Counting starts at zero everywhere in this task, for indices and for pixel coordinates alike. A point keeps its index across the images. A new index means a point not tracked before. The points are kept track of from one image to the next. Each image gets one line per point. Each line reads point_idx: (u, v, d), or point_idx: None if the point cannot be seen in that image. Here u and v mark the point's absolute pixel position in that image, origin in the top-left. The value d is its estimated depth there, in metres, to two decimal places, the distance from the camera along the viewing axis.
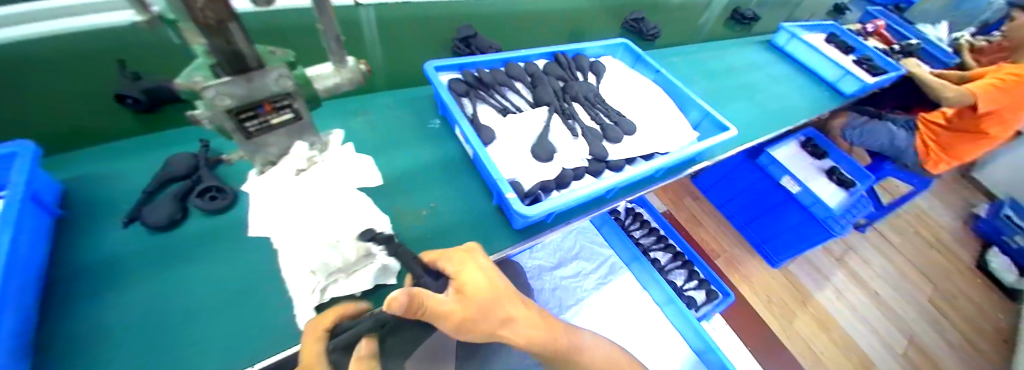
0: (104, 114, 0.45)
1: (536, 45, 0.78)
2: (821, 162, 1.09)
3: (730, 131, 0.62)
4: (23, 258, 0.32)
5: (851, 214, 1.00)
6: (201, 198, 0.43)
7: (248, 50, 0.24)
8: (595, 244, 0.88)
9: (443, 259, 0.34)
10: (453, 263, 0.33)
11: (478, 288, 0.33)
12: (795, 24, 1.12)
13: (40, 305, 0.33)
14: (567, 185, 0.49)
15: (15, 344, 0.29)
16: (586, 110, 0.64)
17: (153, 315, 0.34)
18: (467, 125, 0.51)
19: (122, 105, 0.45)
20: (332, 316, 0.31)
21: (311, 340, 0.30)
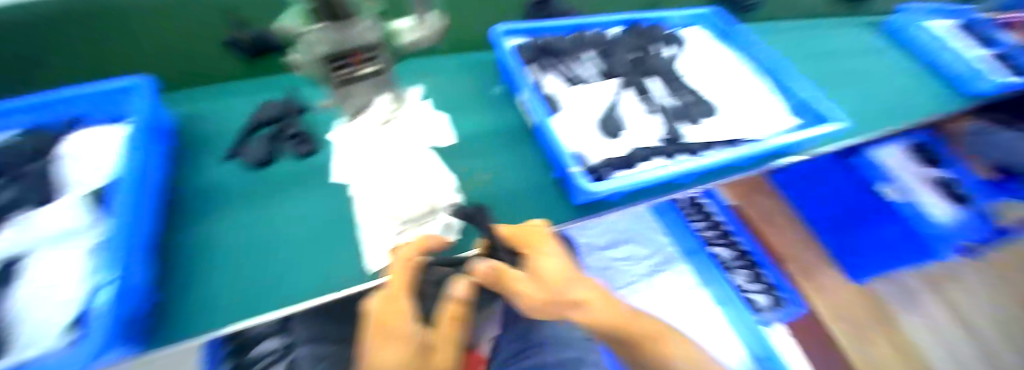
0: (218, 57, 0.52)
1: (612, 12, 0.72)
2: (925, 170, 0.97)
3: (833, 124, 0.52)
4: (150, 180, 0.39)
5: (959, 234, 0.92)
6: (291, 142, 0.47)
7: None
8: (648, 230, 0.82)
9: (518, 233, 0.34)
10: (531, 243, 0.34)
11: (555, 273, 0.32)
12: (930, 4, 0.91)
13: (166, 221, 0.40)
14: (635, 166, 0.45)
15: (146, 253, 0.35)
16: (666, 86, 0.58)
17: (247, 242, 0.39)
18: (529, 89, 0.50)
19: (236, 51, 0.52)
20: (415, 252, 0.32)
21: (400, 270, 0.31)
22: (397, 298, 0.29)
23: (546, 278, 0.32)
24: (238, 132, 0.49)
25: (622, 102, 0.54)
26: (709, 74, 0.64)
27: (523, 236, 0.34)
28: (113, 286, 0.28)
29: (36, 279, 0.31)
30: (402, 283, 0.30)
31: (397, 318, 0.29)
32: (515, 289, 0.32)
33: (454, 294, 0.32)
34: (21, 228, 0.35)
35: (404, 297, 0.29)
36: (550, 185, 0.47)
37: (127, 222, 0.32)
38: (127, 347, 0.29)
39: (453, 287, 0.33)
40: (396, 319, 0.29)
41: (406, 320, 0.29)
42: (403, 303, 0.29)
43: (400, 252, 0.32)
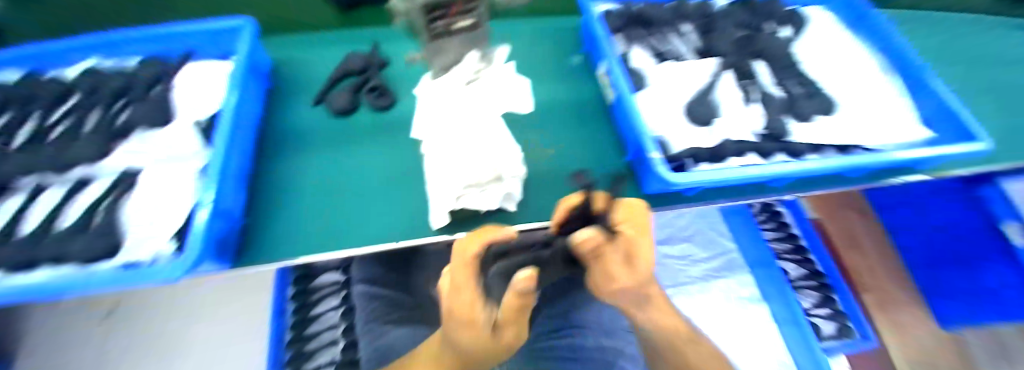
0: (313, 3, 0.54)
1: None
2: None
3: (978, 143, 0.40)
4: (246, 115, 0.42)
5: None
6: (371, 95, 0.48)
7: None
8: (715, 232, 0.78)
9: (622, 210, 0.29)
10: (627, 227, 0.28)
11: (645, 266, 0.31)
12: None
13: (259, 155, 0.44)
14: (724, 159, 0.40)
15: (242, 181, 0.39)
16: (772, 73, 0.51)
17: (327, 185, 0.42)
18: (616, 62, 0.43)
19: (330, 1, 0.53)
20: (477, 247, 0.27)
21: (458, 264, 0.28)
22: (467, 293, 0.28)
23: (636, 269, 0.31)
24: (326, 78, 0.51)
25: (719, 86, 0.48)
26: (827, 64, 0.54)
27: (627, 215, 0.28)
28: (207, 209, 0.32)
29: (160, 191, 0.37)
30: (467, 282, 0.28)
31: (472, 312, 0.28)
32: (608, 269, 0.31)
33: (513, 287, 0.26)
34: (151, 146, 0.41)
35: (468, 291, 0.28)
36: (621, 170, 0.44)
37: (223, 153, 0.35)
38: (219, 261, 0.33)
39: (513, 279, 0.26)
40: (464, 310, 0.28)
41: (477, 311, 0.28)
42: (472, 297, 0.28)
43: (463, 245, 0.27)
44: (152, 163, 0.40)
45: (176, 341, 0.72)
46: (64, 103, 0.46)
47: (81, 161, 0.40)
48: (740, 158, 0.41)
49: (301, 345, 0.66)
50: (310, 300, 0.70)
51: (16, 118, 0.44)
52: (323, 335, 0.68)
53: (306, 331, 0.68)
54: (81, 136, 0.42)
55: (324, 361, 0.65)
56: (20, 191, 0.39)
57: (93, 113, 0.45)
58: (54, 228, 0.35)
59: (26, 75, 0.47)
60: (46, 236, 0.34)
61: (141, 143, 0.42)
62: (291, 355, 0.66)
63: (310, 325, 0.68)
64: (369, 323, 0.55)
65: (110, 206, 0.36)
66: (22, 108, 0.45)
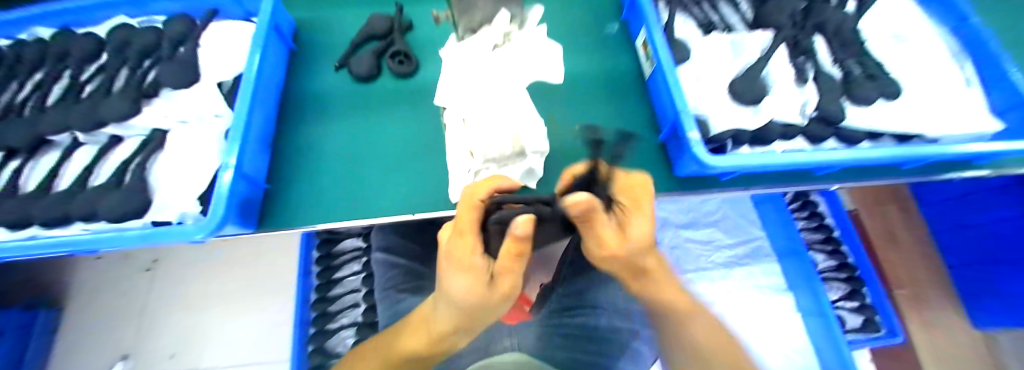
0: None
1: None
2: None
3: None
4: (268, 79, 0.41)
5: None
6: (393, 60, 0.46)
7: None
8: (745, 220, 0.74)
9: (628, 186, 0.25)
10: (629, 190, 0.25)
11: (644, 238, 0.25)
12: None
13: (282, 120, 0.44)
14: (769, 143, 0.38)
15: (264, 147, 0.40)
16: (831, 50, 0.46)
17: (349, 154, 0.42)
18: (658, 28, 0.40)
19: None
20: (488, 191, 0.24)
21: (466, 208, 0.23)
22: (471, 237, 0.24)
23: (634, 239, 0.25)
24: (348, 42, 0.49)
25: (771, 62, 0.43)
26: (902, 39, 0.47)
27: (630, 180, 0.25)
28: (230, 172, 0.32)
29: (184, 153, 0.38)
30: (473, 224, 0.23)
31: (472, 259, 0.24)
32: (598, 236, 0.25)
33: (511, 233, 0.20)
34: (175, 105, 0.41)
35: (473, 235, 0.23)
36: (653, 151, 0.42)
37: (244, 116, 0.35)
38: (243, 224, 0.35)
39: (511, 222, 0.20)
40: (464, 255, 0.23)
41: (478, 257, 0.24)
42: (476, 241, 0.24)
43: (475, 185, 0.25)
44: (177, 124, 0.40)
45: (211, 294, 0.77)
46: (97, 61, 0.46)
47: (112, 120, 0.40)
48: (785, 142, 0.39)
49: (325, 307, 0.69)
50: (333, 264, 0.72)
51: (52, 75, 0.45)
52: (344, 298, 0.70)
53: (329, 294, 0.71)
54: (112, 93, 0.42)
55: (346, 322, 0.68)
56: (58, 146, 0.42)
57: (123, 71, 0.44)
58: (88, 184, 0.38)
59: (59, 31, 0.47)
60: (86, 193, 0.36)
61: (169, 102, 0.41)
62: (316, 314, 0.69)
63: (333, 288, 0.71)
64: (387, 291, 0.56)
65: (139, 166, 0.37)
66: (57, 65, 0.46)
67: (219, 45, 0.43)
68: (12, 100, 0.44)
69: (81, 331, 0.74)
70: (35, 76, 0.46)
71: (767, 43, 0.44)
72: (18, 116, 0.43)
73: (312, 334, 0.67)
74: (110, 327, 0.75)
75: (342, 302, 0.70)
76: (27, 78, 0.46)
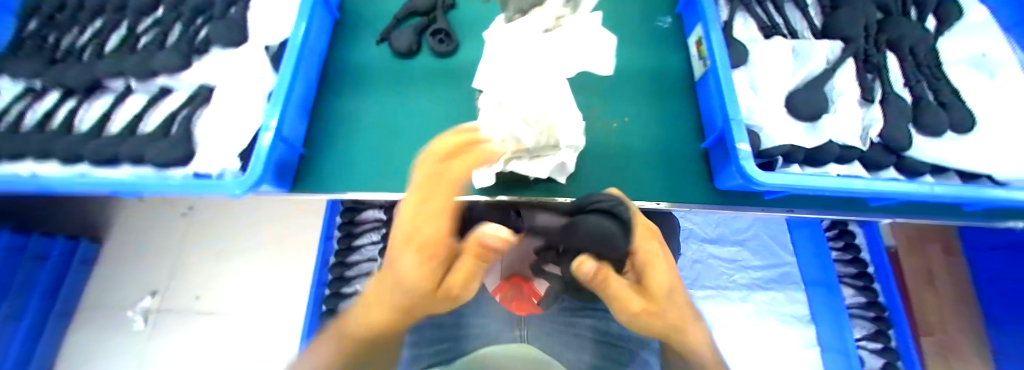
0: None
1: None
2: None
3: None
4: (310, 45, 0.41)
5: None
6: (433, 37, 0.46)
7: None
8: (776, 242, 0.71)
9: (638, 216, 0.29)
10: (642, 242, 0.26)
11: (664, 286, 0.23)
12: None
13: (321, 86, 0.44)
14: (822, 165, 0.36)
15: (304, 112, 0.40)
16: (903, 69, 0.42)
17: (382, 126, 0.42)
18: (715, 29, 0.38)
19: None
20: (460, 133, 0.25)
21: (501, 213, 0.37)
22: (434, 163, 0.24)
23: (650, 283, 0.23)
24: (392, 13, 0.49)
25: (836, 76, 0.40)
26: (987, 64, 0.43)
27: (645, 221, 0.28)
28: (269, 134, 0.34)
29: (228, 109, 0.39)
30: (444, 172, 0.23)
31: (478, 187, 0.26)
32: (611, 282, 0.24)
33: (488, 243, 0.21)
34: (223, 64, 0.42)
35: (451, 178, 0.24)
36: (697, 159, 0.39)
37: (286, 81, 0.36)
38: (279, 184, 0.36)
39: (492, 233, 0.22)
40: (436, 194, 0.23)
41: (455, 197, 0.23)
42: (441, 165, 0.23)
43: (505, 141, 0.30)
44: (223, 80, 0.42)
45: (238, 245, 0.81)
46: (152, 15, 0.48)
47: (164, 70, 0.42)
48: (839, 166, 0.36)
49: (342, 271, 0.71)
50: (354, 231, 0.73)
51: (111, 25, 0.47)
52: (361, 265, 0.72)
53: (346, 259, 0.72)
54: (165, 46, 0.44)
55: (359, 288, 0.70)
56: (112, 91, 0.45)
57: (176, 27, 0.46)
58: (139, 130, 0.40)
59: None
60: (136, 139, 0.38)
61: (218, 60, 0.43)
62: (333, 278, 0.71)
63: (350, 254, 0.72)
64: None
65: (186, 119, 0.39)
66: (116, 15, 0.48)
67: (266, 8, 0.43)
68: (73, 45, 0.47)
69: (116, 266, 0.80)
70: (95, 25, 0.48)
71: (834, 53, 0.41)
72: (77, 59, 0.46)
73: (326, 296, 0.69)
74: (141, 265, 0.80)
75: (358, 268, 0.72)
76: (89, 25, 0.48)
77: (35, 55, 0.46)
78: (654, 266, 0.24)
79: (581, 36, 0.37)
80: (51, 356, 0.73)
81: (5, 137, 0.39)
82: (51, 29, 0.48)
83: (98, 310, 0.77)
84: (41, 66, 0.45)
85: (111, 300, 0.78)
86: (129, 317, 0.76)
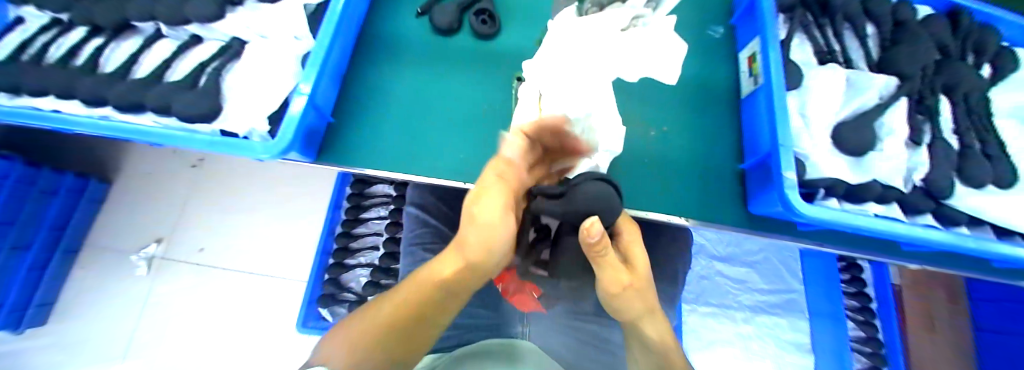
0: None
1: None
2: None
3: None
4: (352, 12, 0.40)
5: None
6: (476, 18, 0.44)
7: None
8: (787, 269, 0.70)
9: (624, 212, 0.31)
10: (624, 226, 0.29)
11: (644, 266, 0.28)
12: None
13: (355, 55, 0.43)
14: (862, 202, 0.35)
15: (336, 80, 0.39)
16: (954, 114, 0.41)
17: (412, 104, 0.41)
18: (775, 46, 0.36)
19: None
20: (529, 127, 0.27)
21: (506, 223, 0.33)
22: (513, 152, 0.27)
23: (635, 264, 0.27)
24: None
25: (888, 113, 0.39)
26: None
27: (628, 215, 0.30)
28: (302, 99, 0.33)
29: (259, 68, 0.38)
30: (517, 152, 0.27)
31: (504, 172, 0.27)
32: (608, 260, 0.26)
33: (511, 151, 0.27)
34: (257, 19, 0.41)
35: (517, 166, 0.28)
36: (731, 180, 0.38)
37: (325, 46, 0.35)
38: (306, 153, 0.35)
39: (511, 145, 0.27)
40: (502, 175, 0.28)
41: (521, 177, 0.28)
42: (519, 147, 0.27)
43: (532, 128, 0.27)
44: (256, 37, 0.40)
45: (246, 203, 0.81)
46: None
47: (195, 18, 0.40)
48: (879, 206, 0.35)
49: (347, 242, 0.69)
50: (362, 203, 0.71)
51: None
52: (367, 238, 0.71)
53: (353, 231, 0.71)
54: None
55: (363, 261, 0.69)
56: (140, 34, 0.44)
57: None
58: (165, 78, 0.39)
59: None
60: (162, 87, 0.37)
61: (252, 15, 0.41)
62: (337, 248, 0.70)
63: (357, 226, 0.71)
64: (411, 247, 0.52)
65: (215, 72, 0.37)
66: None
67: None
68: None
69: (123, 208, 0.80)
70: None
71: (887, 90, 0.40)
72: None
73: (330, 265, 0.68)
74: (148, 210, 0.80)
75: (363, 241, 0.71)
76: None
77: None
78: (636, 246, 0.28)
79: (641, 43, 0.36)
80: (54, 289, 0.74)
81: (30, 69, 0.38)
82: None
83: (103, 250, 0.77)
84: None
85: (116, 241, 0.78)
86: (132, 261, 0.76)
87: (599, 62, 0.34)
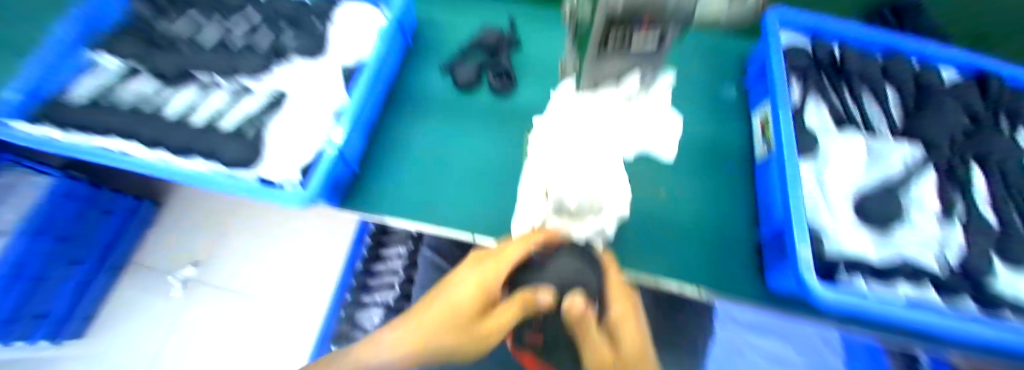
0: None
1: (963, 56, 0.45)
2: None
3: None
4: (383, 71, 0.44)
5: None
6: (495, 77, 0.47)
7: None
8: (827, 349, 0.63)
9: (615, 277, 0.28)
10: (613, 298, 0.26)
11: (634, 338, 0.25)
12: None
13: (384, 108, 0.46)
14: (892, 282, 0.32)
15: (364, 132, 0.42)
16: (990, 186, 0.39)
17: (432, 155, 0.44)
18: (787, 114, 0.36)
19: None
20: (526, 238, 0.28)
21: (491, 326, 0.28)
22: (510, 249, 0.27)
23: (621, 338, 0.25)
24: (459, 47, 0.51)
25: (916, 184, 0.38)
26: None
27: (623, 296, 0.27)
28: (332, 152, 0.36)
29: (298, 120, 0.42)
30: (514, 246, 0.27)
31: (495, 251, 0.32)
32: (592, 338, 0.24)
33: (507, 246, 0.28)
34: (300, 75, 0.45)
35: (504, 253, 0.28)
36: (746, 246, 0.37)
37: (356, 104, 0.39)
38: (332, 200, 0.38)
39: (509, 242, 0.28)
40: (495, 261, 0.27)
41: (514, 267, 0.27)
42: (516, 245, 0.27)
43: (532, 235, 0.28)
44: (298, 90, 0.44)
45: (276, 231, 0.85)
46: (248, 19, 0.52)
47: (250, 74, 0.46)
48: (917, 288, 0.32)
49: (366, 279, 0.69)
50: (384, 240, 0.72)
51: (212, 23, 0.52)
52: (384, 276, 0.69)
53: (372, 267, 0.70)
54: (255, 51, 0.48)
55: (378, 300, 0.66)
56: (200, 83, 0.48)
57: (267, 33, 0.49)
58: (218, 126, 0.43)
59: None
60: (213, 136, 0.41)
61: (297, 71, 0.46)
62: (356, 284, 0.69)
63: (377, 263, 0.70)
64: None
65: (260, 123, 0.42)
66: (219, 14, 0.52)
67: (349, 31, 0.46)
68: (176, 36, 0.52)
69: (168, 230, 0.86)
70: (197, 19, 0.53)
71: (911, 159, 0.40)
72: (177, 50, 0.50)
73: (346, 302, 0.67)
74: (188, 234, 0.86)
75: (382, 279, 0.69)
76: (190, 18, 0.53)
77: (142, 41, 0.52)
78: (627, 322, 0.25)
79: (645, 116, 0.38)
80: (97, 304, 0.79)
81: (108, 115, 0.44)
82: (161, 20, 0.53)
83: (144, 269, 0.83)
84: (148, 53, 0.50)
85: (157, 262, 0.83)
86: (168, 281, 0.81)
87: (609, 126, 0.36)
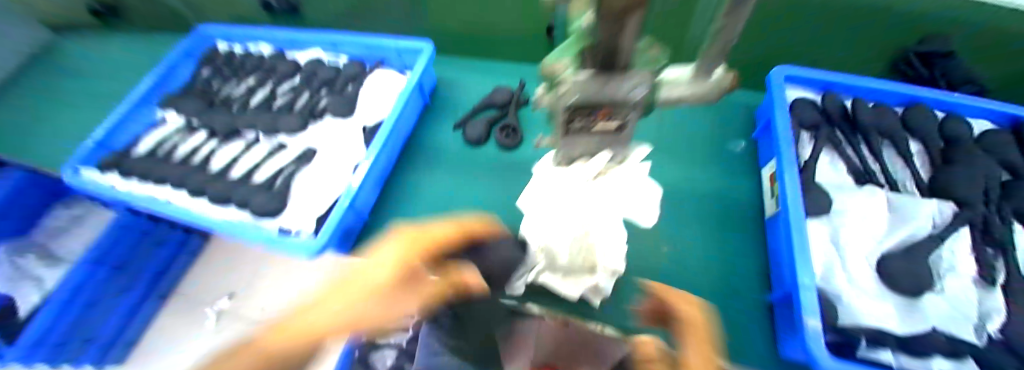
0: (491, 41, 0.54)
1: (1003, 106, 0.42)
2: None
3: None
4: (400, 129, 0.48)
5: None
6: (502, 132, 0.49)
7: (629, 49, 0.13)
8: None
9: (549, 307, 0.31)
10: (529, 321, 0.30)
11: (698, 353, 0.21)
12: None
13: (399, 161, 0.50)
14: (920, 357, 0.30)
15: (378, 185, 0.46)
16: None
17: (441, 207, 0.46)
18: (793, 173, 0.36)
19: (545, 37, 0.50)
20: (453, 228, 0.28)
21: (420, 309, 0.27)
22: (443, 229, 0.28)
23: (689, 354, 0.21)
24: (471, 105, 0.54)
25: (947, 242, 0.35)
26: None
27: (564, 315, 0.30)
28: (344, 206, 0.39)
29: (321, 173, 0.46)
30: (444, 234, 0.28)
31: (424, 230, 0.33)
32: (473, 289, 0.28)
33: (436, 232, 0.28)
34: (326, 132, 0.50)
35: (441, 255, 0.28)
36: (756, 310, 0.36)
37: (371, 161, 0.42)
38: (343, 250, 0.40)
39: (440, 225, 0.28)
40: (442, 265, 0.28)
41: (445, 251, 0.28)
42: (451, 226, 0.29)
43: (465, 222, 0.30)
44: (324, 146, 0.49)
45: None
46: (289, 81, 0.58)
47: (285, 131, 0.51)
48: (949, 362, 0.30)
49: None
50: None
51: (259, 84, 0.59)
52: None
53: None
54: (291, 110, 0.54)
55: None
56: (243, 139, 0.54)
57: (304, 94, 0.56)
58: (252, 178, 0.47)
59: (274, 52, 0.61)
60: (245, 188, 0.46)
61: (324, 128, 0.51)
62: None
63: None
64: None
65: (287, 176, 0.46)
66: (264, 76, 0.59)
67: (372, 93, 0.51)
68: (228, 95, 0.59)
69: None
70: (247, 80, 0.60)
71: (942, 215, 0.37)
72: (227, 108, 0.57)
73: None
74: None
75: None
76: (241, 80, 0.60)
77: (198, 98, 0.59)
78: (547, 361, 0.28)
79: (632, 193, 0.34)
80: None
81: (163, 166, 0.50)
82: (217, 81, 0.61)
83: None
84: (203, 110, 0.57)
85: None
86: None
87: None
